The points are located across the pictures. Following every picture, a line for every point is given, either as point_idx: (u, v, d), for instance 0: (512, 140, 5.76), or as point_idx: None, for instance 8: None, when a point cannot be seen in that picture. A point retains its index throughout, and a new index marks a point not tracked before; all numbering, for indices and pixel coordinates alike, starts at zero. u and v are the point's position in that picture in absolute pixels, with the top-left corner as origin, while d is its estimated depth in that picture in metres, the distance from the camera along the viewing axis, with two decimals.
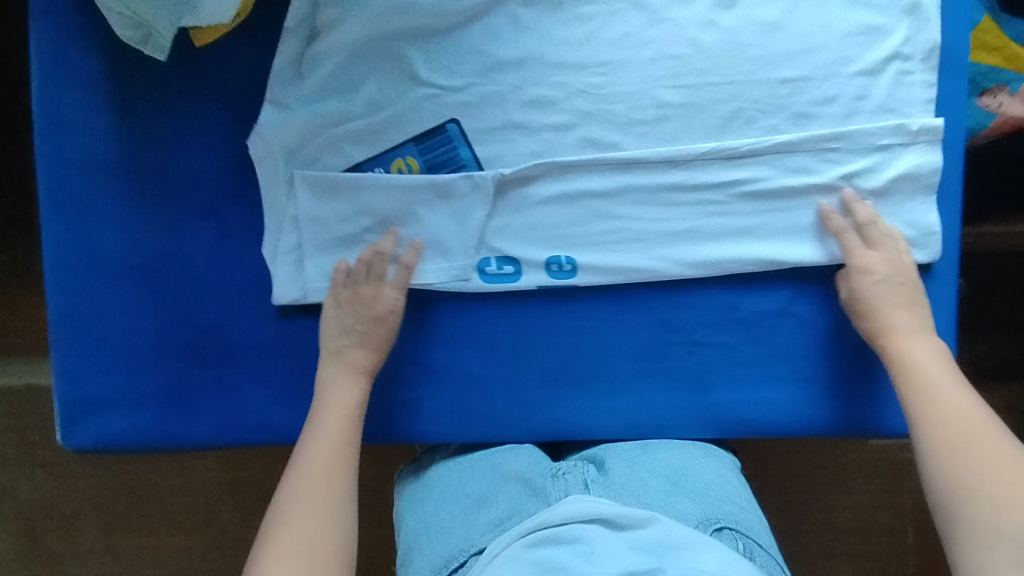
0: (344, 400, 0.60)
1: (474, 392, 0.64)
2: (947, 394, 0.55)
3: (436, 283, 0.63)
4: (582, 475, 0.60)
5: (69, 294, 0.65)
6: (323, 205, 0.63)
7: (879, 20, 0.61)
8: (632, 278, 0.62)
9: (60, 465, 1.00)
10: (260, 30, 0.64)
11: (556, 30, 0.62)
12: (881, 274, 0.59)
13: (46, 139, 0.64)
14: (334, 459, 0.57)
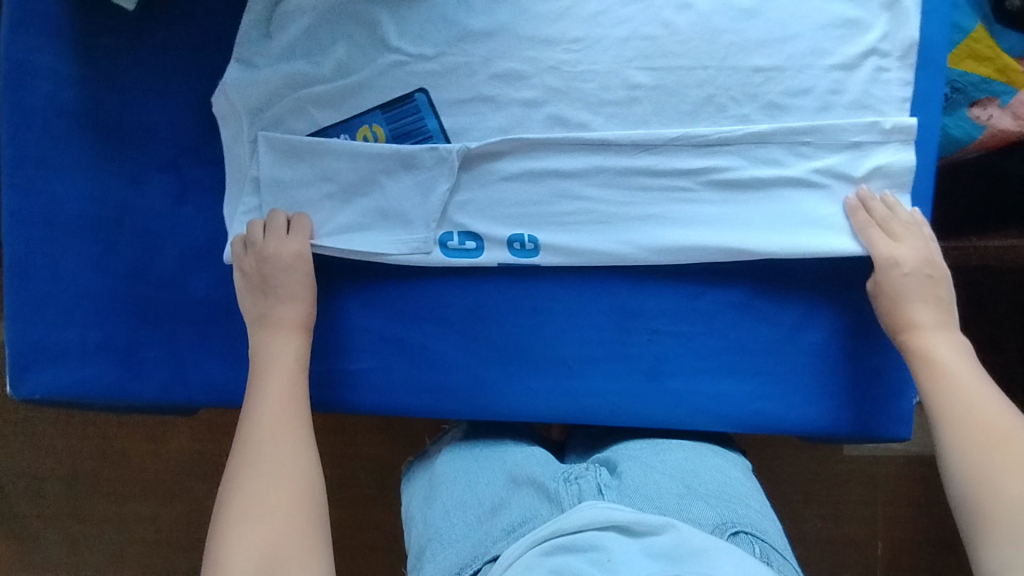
0: (281, 356, 0.58)
1: (425, 367, 0.62)
2: (972, 390, 0.54)
3: (392, 256, 0.60)
4: (594, 479, 0.59)
5: (23, 241, 0.63)
6: (286, 168, 0.61)
7: (857, 13, 0.59)
8: (595, 262, 0.60)
9: (28, 422, 1.01)
10: None
11: (528, 3, 0.60)
12: (909, 266, 0.58)
13: (8, 83, 0.62)
14: (284, 418, 0.56)
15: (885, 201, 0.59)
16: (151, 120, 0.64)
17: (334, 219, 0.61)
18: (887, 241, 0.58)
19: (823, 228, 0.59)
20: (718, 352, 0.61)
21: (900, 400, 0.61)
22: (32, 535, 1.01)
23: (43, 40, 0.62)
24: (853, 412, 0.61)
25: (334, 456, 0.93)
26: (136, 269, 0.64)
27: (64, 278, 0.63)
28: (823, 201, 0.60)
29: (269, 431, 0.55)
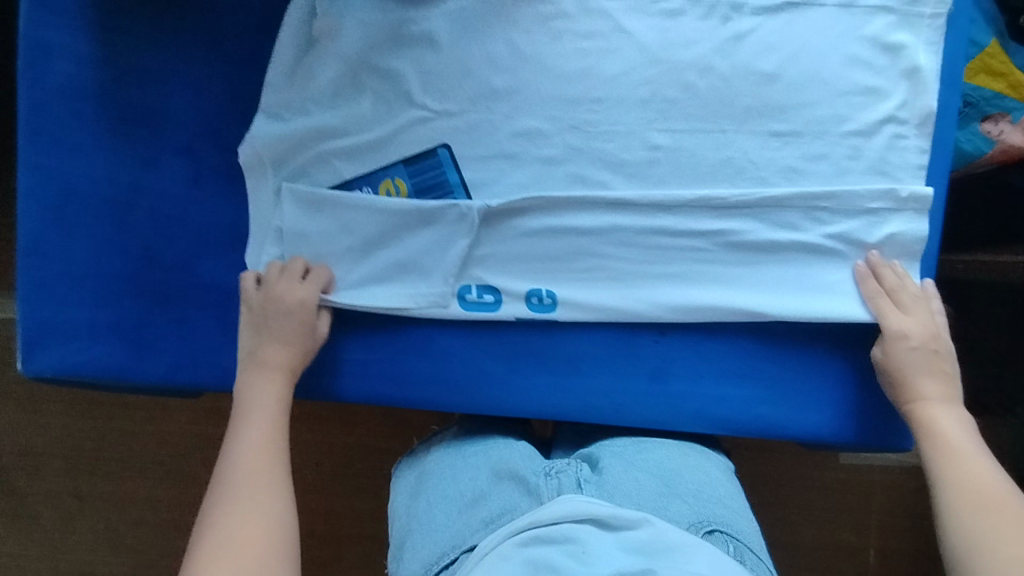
0: (268, 393, 0.59)
1: (436, 361, 0.63)
2: (974, 464, 0.56)
3: (412, 308, 0.62)
4: (574, 474, 0.62)
5: (35, 219, 0.62)
6: (310, 221, 0.62)
7: (876, 81, 0.61)
8: (610, 318, 0.63)
9: (31, 400, 1.02)
10: None
11: (551, 58, 0.61)
12: (916, 341, 0.60)
13: (27, 61, 0.61)
14: (262, 459, 0.57)
15: (896, 269, 0.61)
16: (170, 110, 0.61)
17: (355, 270, 0.63)
18: (898, 313, 0.60)
19: (833, 293, 0.62)
20: (723, 359, 0.64)
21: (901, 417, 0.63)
22: (30, 509, 1.03)
23: (67, 18, 0.61)
24: (852, 420, 0.63)
25: (330, 447, 0.95)
26: (149, 245, 0.62)
27: (80, 254, 0.62)
28: (839, 266, 0.63)
29: (247, 471, 0.56)
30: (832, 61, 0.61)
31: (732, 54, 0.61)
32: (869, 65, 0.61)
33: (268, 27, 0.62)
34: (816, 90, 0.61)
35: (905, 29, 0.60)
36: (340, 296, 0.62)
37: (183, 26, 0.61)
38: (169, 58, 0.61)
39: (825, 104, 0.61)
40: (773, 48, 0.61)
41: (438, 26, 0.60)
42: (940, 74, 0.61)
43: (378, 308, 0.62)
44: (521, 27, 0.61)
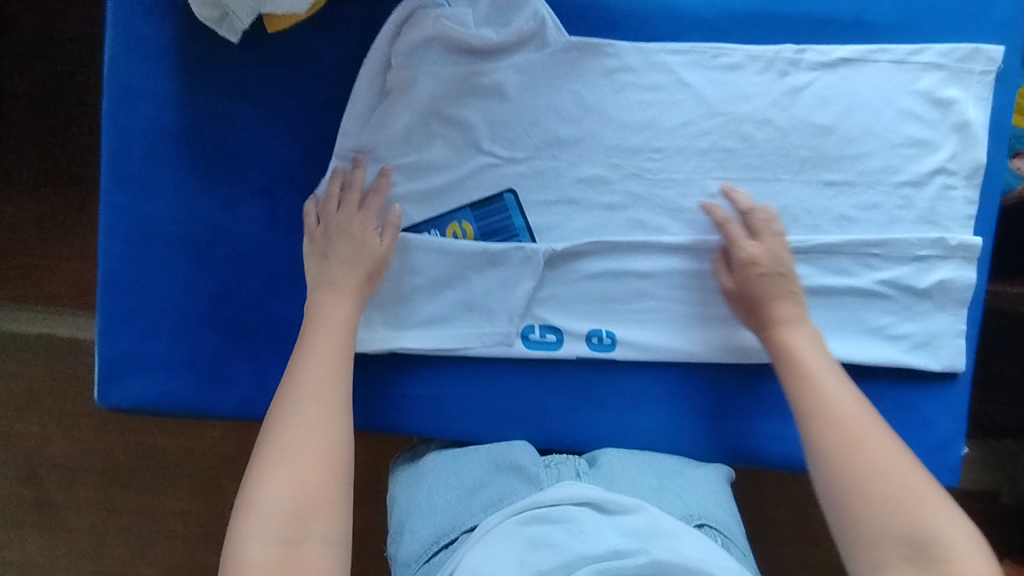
0: (338, 318, 0.60)
1: (495, 393, 0.66)
2: (833, 394, 0.57)
3: (477, 347, 0.65)
4: (573, 466, 0.63)
5: (116, 257, 0.65)
6: None
7: (927, 135, 0.63)
8: (668, 358, 0.65)
9: (73, 415, 1.03)
10: (325, 28, 0.63)
11: (613, 110, 0.63)
12: (765, 266, 0.61)
13: (114, 106, 0.63)
14: (329, 381, 0.57)
15: (748, 203, 0.63)
16: (252, 155, 0.64)
17: (423, 309, 0.65)
18: (737, 236, 0.62)
19: (881, 338, 0.65)
20: (775, 396, 0.66)
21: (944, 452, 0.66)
22: (63, 520, 1.05)
23: (151, 65, 0.63)
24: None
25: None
26: (226, 283, 0.65)
27: (157, 291, 0.65)
28: (889, 309, 0.65)
29: (314, 387, 0.56)
30: (885, 114, 0.63)
31: (788, 108, 0.63)
32: (921, 119, 0.63)
33: (342, 74, 0.64)
34: (868, 143, 0.63)
35: (956, 86, 0.63)
36: (409, 335, 0.65)
37: (265, 71, 0.63)
38: (251, 104, 0.63)
39: (878, 155, 0.63)
40: (828, 102, 0.63)
41: (507, 79, 0.63)
42: (988, 127, 0.63)
43: (446, 347, 0.65)
44: (586, 80, 0.63)
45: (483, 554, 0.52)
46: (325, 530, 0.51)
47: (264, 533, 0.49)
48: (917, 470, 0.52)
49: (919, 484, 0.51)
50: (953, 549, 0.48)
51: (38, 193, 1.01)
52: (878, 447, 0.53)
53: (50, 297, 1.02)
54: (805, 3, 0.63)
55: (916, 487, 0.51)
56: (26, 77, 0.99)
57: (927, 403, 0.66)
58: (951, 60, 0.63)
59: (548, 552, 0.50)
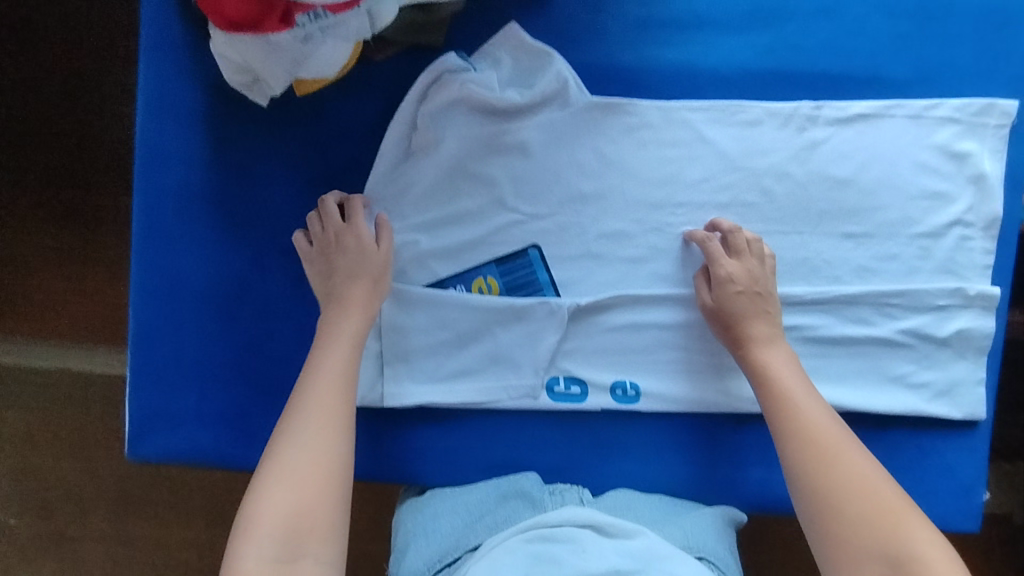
0: (347, 337, 0.60)
1: (519, 444, 0.67)
2: (810, 414, 0.58)
3: (503, 400, 0.66)
4: (577, 493, 0.64)
5: (147, 314, 0.65)
6: (406, 317, 0.65)
7: (944, 187, 0.64)
8: (692, 408, 0.66)
9: (88, 448, 1.03)
10: (353, 89, 0.64)
11: (634, 166, 0.65)
12: (742, 284, 0.62)
13: (144, 167, 0.64)
14: (337, 399, 0.57)
15: (721, 226, 0.64)
16: (280, 213, 0.65)
17: (449, 363, 0.66)
18: (721, 256, 0.63)
19: (902, 386, 0.66)
20: None
21: (966, 497, 0.67)
22: (75, 552, 1.04)
23: (182, 125, 0.64)
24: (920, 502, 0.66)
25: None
26: (256, 338, 0.66)
27: (186, 345, 0.66)
28: (909, 358, 0.66)
29: (320, 404, 0.57)
30: (903, 167, 0.64)
31: (807, 162, 0.64)
32: (938, 171, 0.64)
33: (369, 135, 0.65)
34: (886, 195, 0.64)
35: (971, 139, 0.64)
36: (435, 388, 0.66)
37: (293, 132, 0.65)
38: (280, 163, 0.65)
39: (897, 207, 0.64)
40: (847, 156, 0.64)
41: (531, 136, 0.64)
42: (1003, 180, 0.64)
43: (472, 399, 0.66)
44: (608, 137, 0.64)
45: (487, 567, 0.55)
46: (319, 550, 0.51)
47: (259, 551, 0.50)
48: (892, 485, 0.54)
49: (895, 502, 0.53)
50: (930, 565, 0.49)
51: (59, 235, 1.02)
52: (854, 465, 0.55)
53: (70, 333, 1.03)
54: (822, 60, 0.65)
55: (889, 503, 0.52)
56: (50, 124, 1.01)
57: (947, 450, 0.67)
58: (966, 115, 0.64)
59: (551, 568, 0.53)
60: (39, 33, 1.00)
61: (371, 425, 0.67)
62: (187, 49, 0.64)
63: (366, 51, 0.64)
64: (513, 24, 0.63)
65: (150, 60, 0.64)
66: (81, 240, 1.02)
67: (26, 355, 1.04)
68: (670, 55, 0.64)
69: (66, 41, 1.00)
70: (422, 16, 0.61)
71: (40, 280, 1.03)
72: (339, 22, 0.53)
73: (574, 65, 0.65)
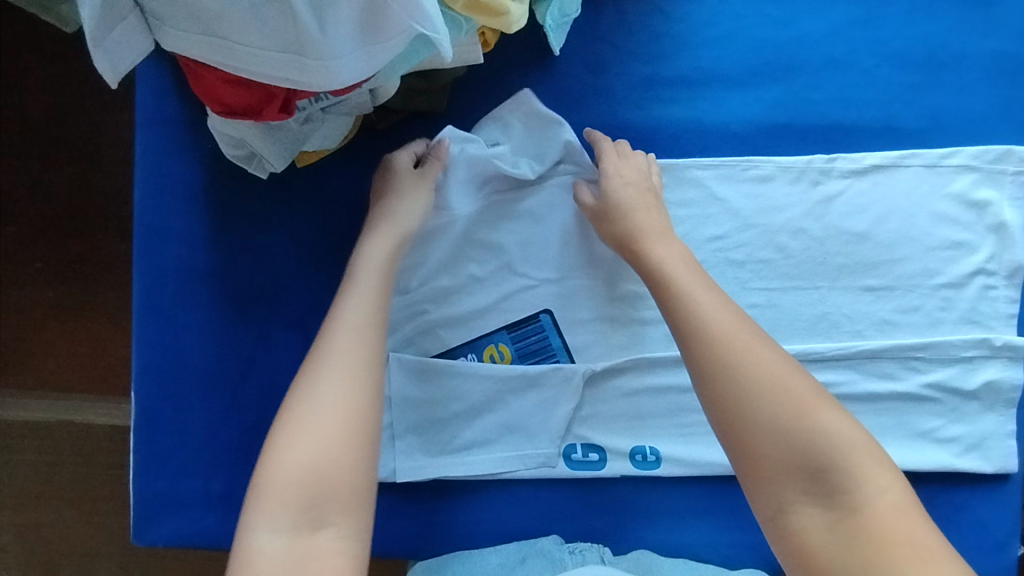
0: (372, 288, 0.55)
1: (538, 513, 0.65)
2: (706, 312, 0.51)
3: (519, 470, 0.64)
4: (597, 551, 0.62)
5: (153, 395, 0.64)
6: (415, 388, 0.63)
7: (965, 236, 0.63)
8: (714, 472, 0.64)
9: (89, 503, 0.98)
10: (358, 159, 0.64)
11: None
12: (631, 179, 0.60)
13: (144, 244, 0.63)
14: (364, 351, 0.51)
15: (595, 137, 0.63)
16: (286, 289, 0.64)
17: (463, 434, 0.64)
18: (610, 151, 0.62)
19: (931, 441, 0.64)
20: None
21: (1004, 553, 0.64)
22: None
23: (181, 203, 0.63)
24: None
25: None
26: (264, 417, 0.64)
27: (192, 427, 0.64)
28: (936, 412, 0.64)
29: (344, 355, 0.51)
30: (921, 218, 0.63)
31: (822, 215, 0.63)
32: (957, 221, 0.63)
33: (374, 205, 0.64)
34: (905, 246, 0.63)
35: (989, 186, 0.63)
36: (448, 461, 0.64)
37: (295, 205, 0.63)
38: (282, 237, 0.63)
39: (916, 258, 0.63)
40: (862, 209, 0.63)
41: (537, 202, 0.63)
42: None
43: (487, 471, 0.64)
44: None
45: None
46: (342, 520, 0.46)
47: (274, 519, 0.45)
48: (806, 381, 0.47)
49: (809, 401, 0.46)
50: (852, 463, 0.44)
51: (57, 297, 1.01)
52: (762, 362, 0.47)
53: (72, 390, 1.01)
54: (833, 113, 0.64)
55: (800, 399, 0.46)
56: (48, 183, 1.00)
57: (980, 505, 0.65)
58: (982, 162, 0.63)
59: None
60: (32, 96, 1.00)
61: (383, 500, 0.65)
62: (187, 126, 0.63)
63: (368, 121, 0.63)
64: (524, 90, 0.62)
65: (150, 137, 0.63)
66: (83, 301, 1.01)
67: None
68: (678, 112, 0.64)
69: (62, 102, 1.00)
70: (425, 84, 0.60)
71: (39, 344, 1.01)
72: (339, 101, 0.54)
73: (580, 127, 0.64)
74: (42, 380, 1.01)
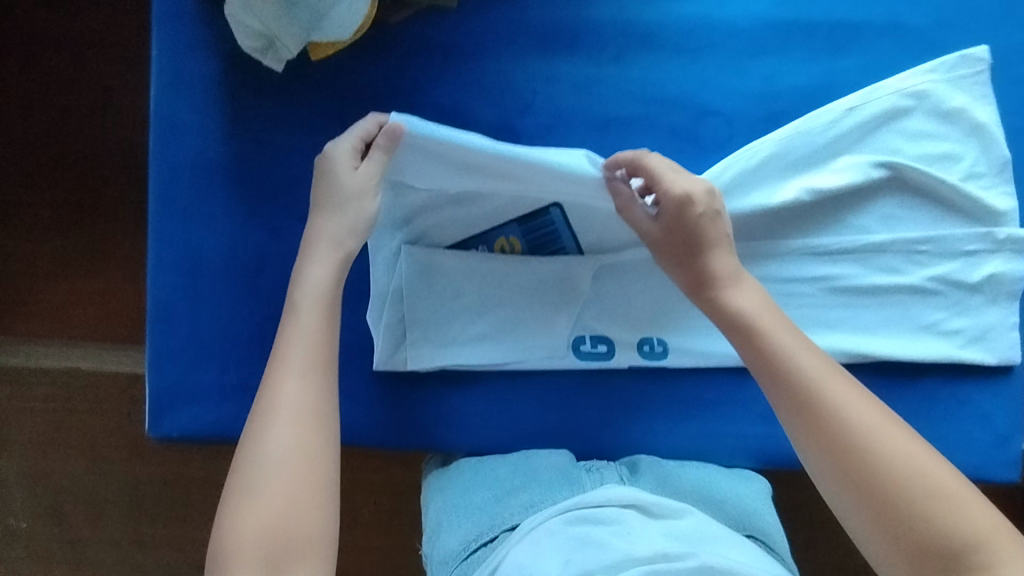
0: (315, 325, 0.54)
1: (550, 408, 0.66)
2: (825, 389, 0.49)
3: (530, 360, 0.65)
4: (615, 471, 0.63)
5: (168, 288, 0.64)
6: (426, 279, 0.64)
7: (949, 147, 0.64)
8: (721, 362, 0.65)
9: (96, 448, 0.98)
10: (371, 54, 0.65)
11: (654, 119, 0.65)
12: (702, 206, 0.55)
13: (160, 137, 0.64)
14: (311, 399, 0.51)
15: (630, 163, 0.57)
16: (299, 182, 0.65)
17: (472, 326, 0.65)
18: (672, 178, 0.56)
19: (935, 334, 0.65)
20: None
21: (1009, 446, 0.65)
22: (92, 556, 0.98)
23: (196, 97, 0.64)
24: (958, 454, 0.65)
25: (393, 484, 0.95)
26: (278, 308, 0.65)
27: (205, 320, 0.65)
28: (939, 305, 0.65)
29: (292, 404, 0.51)
30: (903, 132, 0.64)
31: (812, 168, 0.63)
32: (936, 136, 0.64)
33: (385, 100, 0.65)
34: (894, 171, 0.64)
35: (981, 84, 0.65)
36: (461, 352, 0.65)
37: (309, 99, 0.65)
38: (296, 131, 0.65)
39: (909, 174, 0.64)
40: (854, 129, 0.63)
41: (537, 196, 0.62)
42: (999, 126, 0.64)
43: (499, 362, 0.65)
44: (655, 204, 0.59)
45: (529, 551, 0.53)
46: (303, 566, 0.47)
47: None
48: (929, 457, 0.47)
49: (946, 482, 0.46)
50: (990, 541, 0.44)
51: (61, 228, 0.99)
52: (886, 437, 0.48)
53: (71, 333, 0.99)
54: (838, 9, 0.65)
55: (937, 483, 0.46)
56: (53, 111, 1.00)
57: (983, 398, 0.66)
58: (943, 73, 0.64)
59: (595, 551, 0.51)
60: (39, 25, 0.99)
61: (393, 391, 0.66)
62: (203, 19, 0.64)
63: (379, 13, 0.64)
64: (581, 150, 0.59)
65: (167, 30, 0.64)
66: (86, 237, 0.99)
67: (33, 359, 0.99)
68: (685, 10, 0.65)
69: (70, 30, 1.00)
70: None
71: (40, 276, 0.99)
72: None
73: (589, 23, 0.65)
74: (46, 313, 0.99)
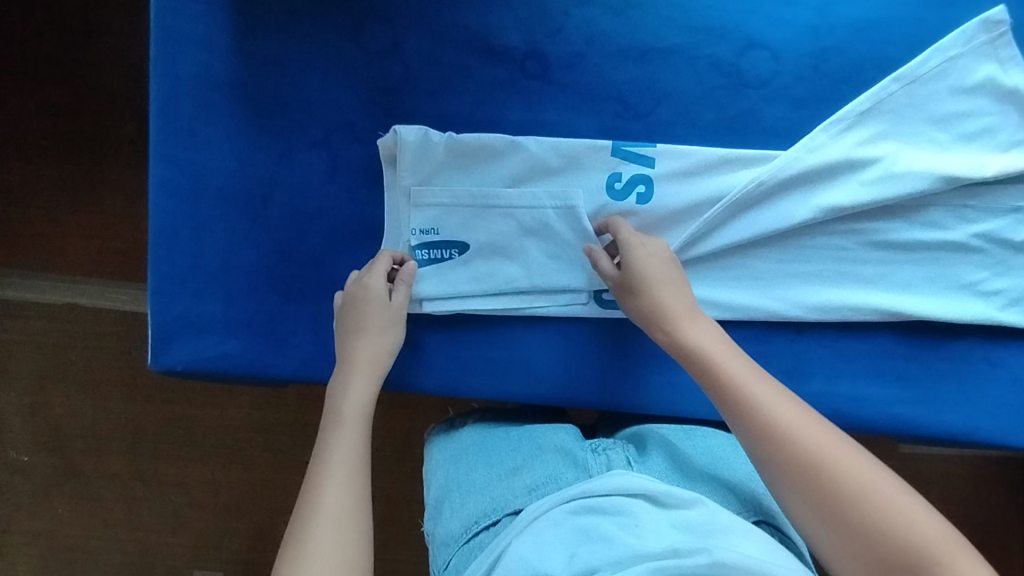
0: (353, 440, 0.54)
1: (564, 356, 0.64)
2: (775, 411, 0.49)
3: (551, 309, 0.63)
4: (622, 453, 0.60)
5: (170, 214, 0.61)
6: (448, 216, 0.61)
7: (989, 115, 0.60)
8: (750, 316, 0.62)
9: (97, 385, 0.96)
10: None
11: (697, 50, 0.61)
12: (654, 249, 0.57)
13: (161, 48, 0.59)
14: (349, 504, 0.50)
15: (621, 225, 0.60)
16: (311, 105, 0.61)
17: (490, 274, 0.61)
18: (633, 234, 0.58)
19: (973, 294, 0.62)
20: (864, 359, 0.63)
21: None
22: (91, 490, 0.97)
23: (200, 5, 0.59)
24: (987, 419, 0.63)
25: (396, 430, 0.94)
26: (287, 240, 0.62)
27: (210, 249, 0.61)
28: (980, 264, 0.62)
29: (337, 504, 0.50)
30: (938, 99, 0.60)
31: (841, 164, 0.60)
32: (974, 106, 0.60)
33: (407, 18, 0.60)
34: (928, 154, 0.60)
35: None
36: (478, 302, 0.62)
37: (324, 13, 0.60)
38: (309, 48, 0.60)
39: (944, 152, 0.60)
40: (888, 97, 0.60)
41: (533, 251, 0.62)
42: None
43: (518, 308, 0.62)
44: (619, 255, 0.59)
45: (530, 543, 0.50)
46: None
47: None
48: (874, 468, 0.46)
49: (902, 499, 0.45)
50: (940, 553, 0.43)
51: (56, 152, 0.95)
52: (848, 467, 0.46)
53: (68, 265, 0.95)
54: None
55: (892, 499, 0.45)
56: (47, 25, 0.94)
57: (1017, 362, 0.63)
58: (963, 44, 0.60)
59: (600, 546, 0.49)
60: None
61: (407, 331, 0.63)
62: None
63: None
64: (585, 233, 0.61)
65: None
66: (82, 163, 0.95)
67: (29, 286, 0.96)
68: None
69: None
70: None
71: (35, 202, 0.95)
72: None
73: None
74: (42, 243, 0.95)
